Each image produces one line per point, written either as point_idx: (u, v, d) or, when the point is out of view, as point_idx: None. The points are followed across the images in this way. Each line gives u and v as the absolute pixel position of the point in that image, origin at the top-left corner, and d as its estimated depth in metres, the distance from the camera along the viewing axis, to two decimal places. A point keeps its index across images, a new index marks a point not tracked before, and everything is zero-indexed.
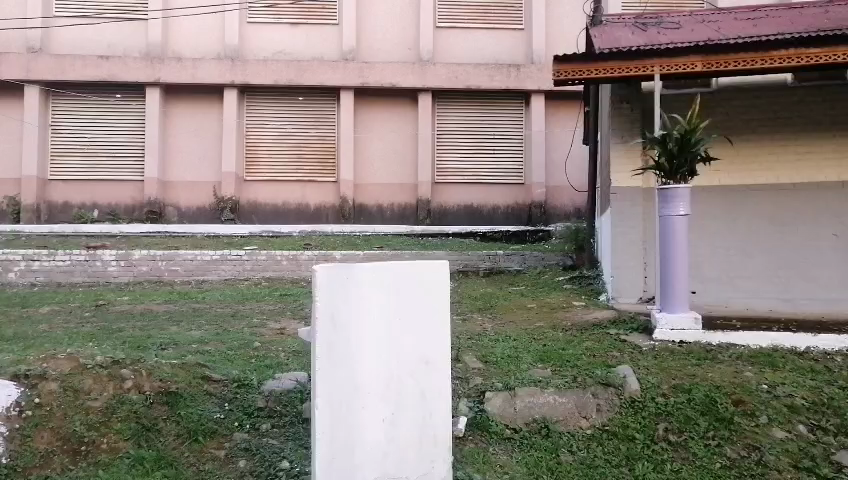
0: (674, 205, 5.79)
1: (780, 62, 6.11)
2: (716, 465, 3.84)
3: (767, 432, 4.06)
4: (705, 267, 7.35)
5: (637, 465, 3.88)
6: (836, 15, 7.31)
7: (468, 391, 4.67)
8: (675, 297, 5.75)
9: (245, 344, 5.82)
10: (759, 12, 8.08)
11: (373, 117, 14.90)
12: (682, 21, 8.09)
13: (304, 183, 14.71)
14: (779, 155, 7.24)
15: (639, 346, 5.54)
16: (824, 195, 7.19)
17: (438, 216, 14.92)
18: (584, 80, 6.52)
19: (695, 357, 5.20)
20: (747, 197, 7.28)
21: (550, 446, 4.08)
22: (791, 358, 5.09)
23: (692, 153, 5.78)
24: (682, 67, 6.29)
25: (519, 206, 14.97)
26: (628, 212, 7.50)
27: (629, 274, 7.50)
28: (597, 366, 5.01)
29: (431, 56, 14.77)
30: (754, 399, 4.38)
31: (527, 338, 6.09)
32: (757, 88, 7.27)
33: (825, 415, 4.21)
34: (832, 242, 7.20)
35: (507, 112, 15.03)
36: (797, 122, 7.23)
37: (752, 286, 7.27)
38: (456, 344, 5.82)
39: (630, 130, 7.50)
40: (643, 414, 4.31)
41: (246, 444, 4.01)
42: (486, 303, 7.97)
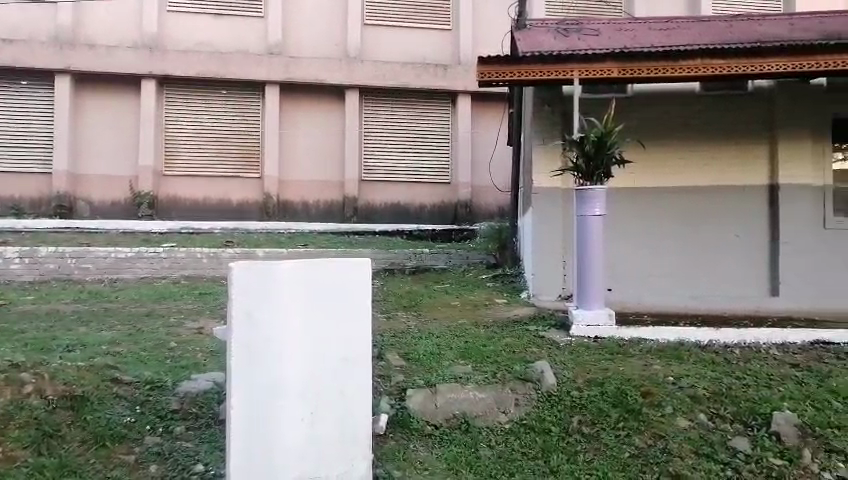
0: (591, 205, 6.00)
1: (688, 70, 6.44)
2: (625, 454, 4.01)
3: (672, 421, 4.27)
4: (619, 265, 7.68)
5: (552, 457, 4.00)
6: (739, 29, 7.76)
7: (389, 389, 4.70)
8: (591, 294, 5.97)
9: (159, 345, 5.61)
10: (671, 23, 8.48)
11: (299, 113, 14.66)
12: (601, 28, 8.40)
13: (227, 178, 14.29)
14: (686, 160, 7.64)
15: (557, 342, 5.71)
16: (728, 198, 7.63)
17: (365, 214, 14.83)
18: (507, 82, 6.66)
19: (608, 352, 5.41)
20: (659, 199, 7.66)
21: (469, 441, 4.15)
22: (695, 352, 5.38)
23: (607, 154, 5.99)
24: (598, 73, 6.52)
25: (445, 204, 15.14)
26: (548, 212, 7.72)
27: (549, 272, 7.72)
28: (516, 361, 5.14)
29: (358, 54, 14.71)
30: (661, 391, 4.59)
31: (449, 335, 6.17)
32: (668, 95, 7.64)
33: (723, 403, 4.43)
34: (734, 243, 7.64)
35: (434, 111, 15.15)
36: (704, 128, 7.64)
37: (661, 284, 7.66)
38: (380, 343, 5.82)
39: (550, 133, 7.72)
40: (559, 408, 4.44)
41: (157, 448, 3.85)
42: (411, 301, 8.00)
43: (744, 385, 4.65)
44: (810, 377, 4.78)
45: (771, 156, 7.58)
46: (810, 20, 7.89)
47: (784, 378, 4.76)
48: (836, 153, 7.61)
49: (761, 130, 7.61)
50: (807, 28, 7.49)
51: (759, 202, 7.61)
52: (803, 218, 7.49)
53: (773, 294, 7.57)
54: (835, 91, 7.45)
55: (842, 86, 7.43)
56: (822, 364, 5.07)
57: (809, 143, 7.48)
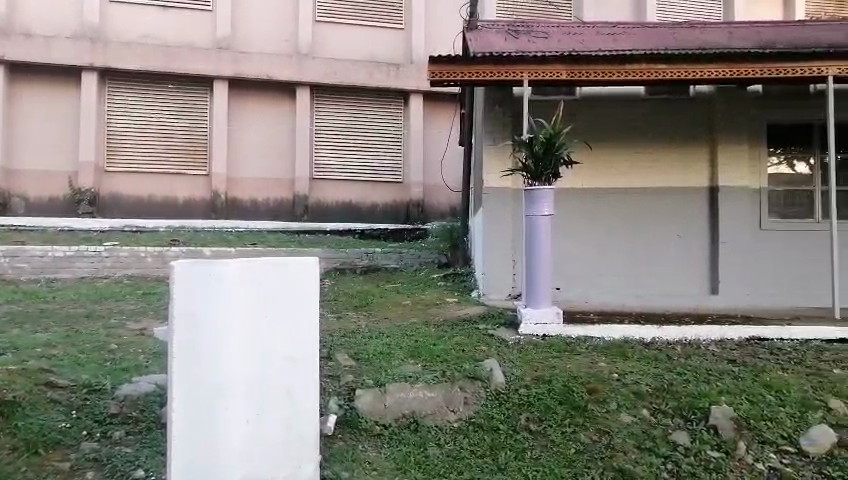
0: (539, 205, 6.08)
1: (634, 74, 6.61)
2: (571, 450, 4.07)
3: (616, 417, 4.36)
4: (566, 265, 7.85)
5: (500, 454, 4.03)
6: (682, 35, 8.01)
7: (339, 389, 4.67)
8: (539, 293, 6.06)
9: (98, 347, 5.40)
10: (618, 28, 8.68)
11: (248, 110, 14.38)
12: (550, 31, 8.54)
13: (173, 175, 13.91)
14: (632, 163, 7.84)
15: (506, 340, 5.78)
16: (671, 199, 7.86)
17: (316, 213, 14.66)
18: (458, 82, 6.69)
19: (555, 349, 5.50)
20: (606, 199, 7.84)
21: (418, 440, 4.15)
22: (638, 349, 5.52)
23: (555, 156, 6.08)
24: (548, 75, 6.62)
25: (397, 204, 15.15)
26: (498, 212, 7.79)
27: (499, 271, 7.80)
28: (465, 360, 5.16)
29: (309, 50, 14.55)
30: (606, 387, 4.69)
31: (399, 334, 6.14)
32: (614, 98, 7.82)
33: (664, 399, 4.55)
34: (677, 242, 7.87)
35: (386, 110, 15.12)
36: (649, 131, 7.85)
37: (607, 282, 7.86)
38: (329, 343, 5.75)
39: (501, 133, 7.81)
40: (507, 406, 4.49)
41: (95, 454, 3.71)
42: (362, 301, 7.94)
43: (684, 381, 4.79)
44: (745, 371, 4.96)
45: (710, 159, 7.84)
46: (747, 28, 8.21)
47: (722, 373, 4.93)
48: (770, 157, 7.91)
49: (702, 134, 7.86)
50: (744, 36, 7.79)
51: (700, 203, 7.87)
52: (740, 219, 7.78)
53: (712, 292, 7.84)
54: (771, 98, 7.75)
55: (777, 93, 7.74)
56: (756, 359, 5.27)
57: (746, 147, 7.78)
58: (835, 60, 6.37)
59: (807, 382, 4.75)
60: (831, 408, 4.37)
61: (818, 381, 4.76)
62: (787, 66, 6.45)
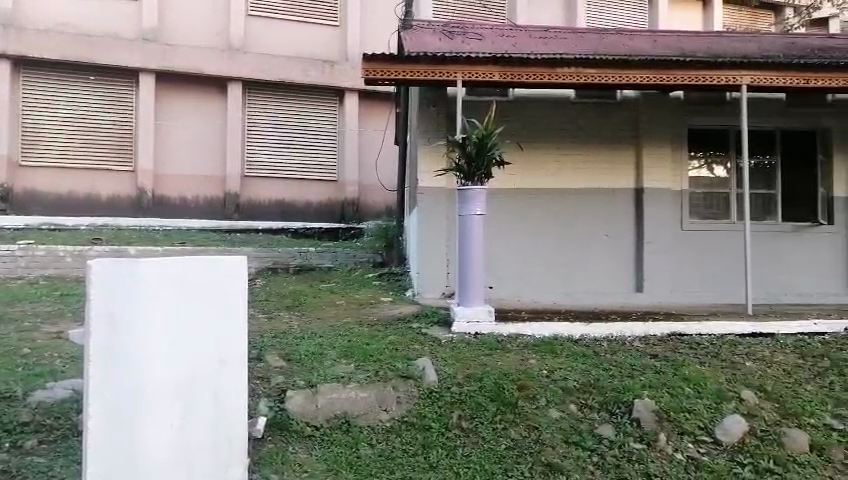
0: (472, 205, 6.15)
1: (564, 78, 6.76)
2: (501, 446, 4.13)
3: (545, 413, 4.45)
4: (498, 263, 7.97)
5: (431, 452, 4.05)
6: (610, 41, 8.28)
7: (269, 390, 4.58)
8: (471, 291, 6.11)
9: (8, 352, 5.08)
10: (550, 32, 8.88)
11: (177, 104, 13.90)
12: (484, 33, 8.65)
13: (96, 171, 13.28)
14: (562, 164, 8.04)
15: (439, 339, 5.81)
16: (599, 199, 8.10)
17: (248, 211, 14.35)
18: (393, 80, 6.68)
19: (487, 347, 5.57)
20: (538, 199, 8.01)
21: (350, 441, 4.11)
22: (567, 345, 5.66)
23: (488, 156, 6.15)
24: (481, 76, 6.70)
25: (331, 202, 15.00)
26: (433, 211, 7.84)
27: (433, 270, 7.84)
28: (398, 359, 5.15)
29: (241, 45, 14.21)
30: (536, 384, 4.77)
31: (333, 334, 6.08)
32: (545, 101, 8.00)
33: (591, 394, 4.67)
34: (604, 242, 8.12)
35: (322, 108, 14.98)
36: (578, 134, 8.07)
37: (537, 280, 8.02)
38: (259, 344, 5.64)
39: (435, 133, 7.85)
40: (439, 404, 4.51)
41: (3, 465, 3.48)
42: (295, 301, 7.81)
43: (610, 376, 4.93)
44: (667, 366, 5.15)
45: (636, 161, 8.13)
46: (670, 36, 8.57)
47: (644, 367, 5.12)
48: (692, 161, 8.28)
49: (628, 137, 8.14)
50: (666, 44, 8.13)
51: (626, 204, 8.14)
52: (663, 220, 8.11)
53: (638, 290, 8.13)
54: (692, 104, 8.12)
55: (698, 100, 8.11)
56: (676, 353, 5.49)
57: (668, 151, 8.12)
58: (749, 70, 6.73)
59: (722, 375, 4.98)
60: (743, 399, 4.60)
61: (732, 374, 5.00)
62: (706, 74, 6.75)
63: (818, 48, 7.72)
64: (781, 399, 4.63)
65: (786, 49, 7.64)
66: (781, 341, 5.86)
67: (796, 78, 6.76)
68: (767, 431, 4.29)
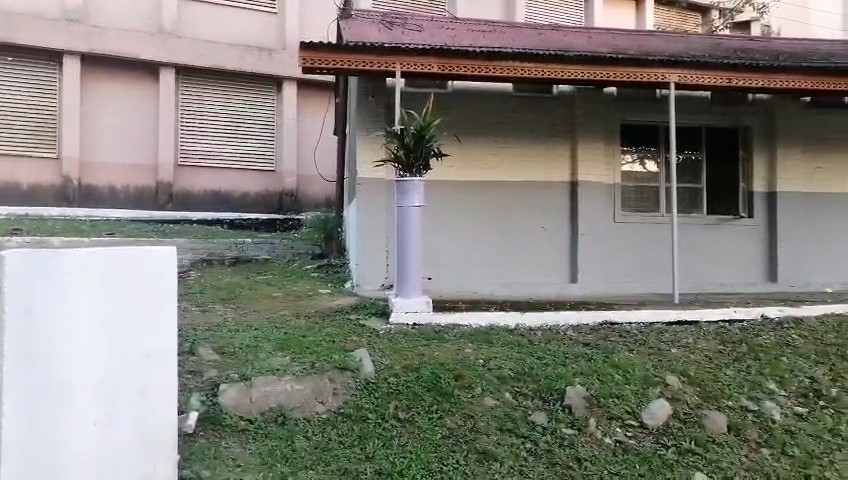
0: (411, 197, 6.15)
1: (502, 71, 6.84)
2: (437, 435, 4.17)
3: (480, 401, 4.51)
4: (437, 255, 8.03)
5: (368, 443, 4.04)
6: (547, 37, 8.44)
7: (201, 385, 4.48)
8: (410, 282, 6.13)
9: None
10: (489, 26, 8.96)
11: (105, 89, 13.30)
12: (423, 25, 8.66)
13: (16, 158, 12.57)
14: (499, 157, 8.15)
15: (377, 330, 5.80)
16: (536, 192, 8.25)
17: (182, 202, 13.92)
18: (331, 70, 6.61)
19: (425, 338, 5.61)
20: (476, 191, 8.10)
21: (285, 434, 4.06)
22: (503, 335, 5.76)
23: (426, 147, 6.17)
24: (420, 67, 6.70)
25: (269, 193, 14.75)
26: (373, 202, 7.81)
27: (371, 263, 7.81)
28: (335, 351, 5.11)
29: (174, 29, 13.72)
30: (472, 373, 4.82)
31: (269, 327, 5.97)
32: (483, 94, 8.09)
33: (525, 382, 4.77)
34: (541, 234, 8.29)
35: (259, 97, 14.69)
36: (516, 128, 8.19)
37: (475, 272, 8.11)
38: (191, 337, 5.48)
39: (374, 123, 7.81)
40: (377, 395, 4.51)
41: None
42: (230, 293, 7.64)
43: (543, 364, 5.04)
44: (598, 353, 5.30)
45: (571, 155, 8.32)
46: (604, 34, 8.80)
47: (577, 356, 5.25)
48: (625, 156, 8.57)
49: (564, 131, 8.31)
50: (600, 41, 8.35)
51: (562, 196, 8.33)
52: (597, 213, 8.34)
53: (572, 280, 8.33)
54: (624, 101, 8.38)
55: (630, 97, 8.38)
56: (607, 341, 5.67)
57: (602, 146, 8.36)
58: (677, 68, 6.98)
59: (649, 362, 5.17)
60: (668, 384, 4.78)
61: (659, 361, 5.20)
62: (638, 71, 6.96)
63: (740, 49, 8.10)
64: (703, 383, 4.85)
65: (711, 49, 7.97)
66: (704, 328, 6.13)
67: (720, 77, 7.06)
68: (690, 414, 4.49)
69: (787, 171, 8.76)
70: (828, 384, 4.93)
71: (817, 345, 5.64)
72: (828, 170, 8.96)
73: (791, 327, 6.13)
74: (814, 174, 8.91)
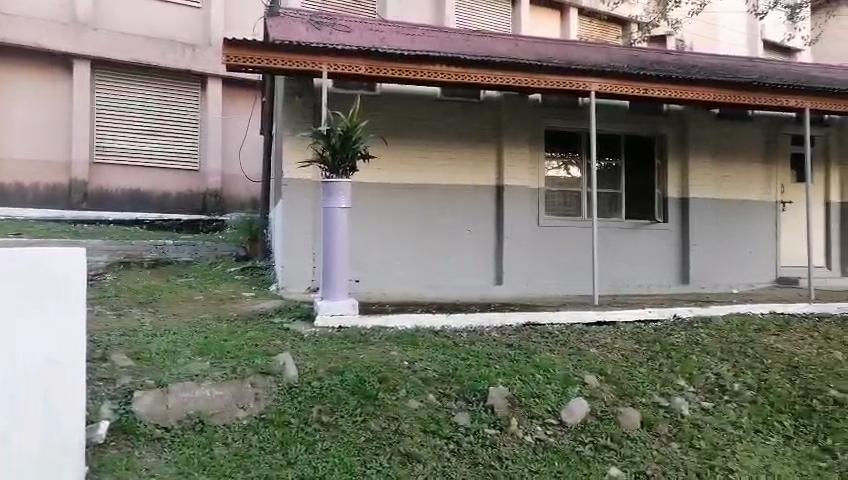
0: (338, 198, 6.10)
1: (429, 75, 6.89)
2: (360, 439, 4.13)
3: (404, 403, 4.50)
4: (365, 256, 7.99)
5: (290, 449, 3.96)
6: (474, 43, 8.57)
7: (114, 393, 4.28)
8: (336, 284, 6.08)
9: None
10: (418, 30, 9.01)
11: (12, 81, 12.51)
12: (352, 26, 8.61)
13: None
14: (426, 160, 8.20)
15: (301, 333, 5.72)
16: (463, 195, 8.36)
17: (98, 201, 13.27)
18: (256, 68, 6.48)
19: (350, 341, 5.56)
20: (404, 193, 8.13)
21: (203, 441, 3.93)
22: (429, 337, 5.79)
23: (353, 149, 6.12)
24: (347, 68, 6.66)
25: (192, 193, 14.31)
26: (299, 204, 7.70)
27: (297, 264, 7.69)
28: (256, 355, 5.00)
29: (91, 20, 13.07)
30: (397, 375, 4.82)
31: (189, 331, 5.77)
32: (411, 97, 8.12)
33: (449, 383, 4.81)
34: (468, 237, 8.39)
35: (182, 93, 14.23)
36: (443, 132, 8.27)
37: (401, 273, 8.13)
38: (103, 342, 5.22)
39: (301, 124, 7.71)
40: (299, 399, 4.43)
41: None
42: (147, 296, 7.34)
43: (467, 365, 5.10)
44: (520, 354, 5.41)
45: (497, 160, 8.48)
46: (529, 42, 9.02)
47: (501, 356, 5.34)
48: (550, 161, 8.84)
49: (490, 136, 8.46)
50: (526, 48, 8.54)
51: (489, 200, 8.48)
52: (522, 216, 8.52)
53: (497, 282, 8.48)
54: (548, 108, 8.62)
55: (554, 104, 8.62)
56: (529, 342, 5.80)
57: (527, 152, 8.56)
58: (597, 77, 7.23)
59: (568, 361, 5.32)
60: (586, 383, 4.93)
61: (578, 360, 5.38)
62: (560, 79, 7.16)
63: (656, 62, 8.48)
64: (618, 381, 5.03)
65: (630, 61, 8.30)
66: (620, 329, 6.37)
67: (637, 87, 7.37)
68: (606, 411, 4.65)
69: (698, 178, 9.25)
70: (732, 380, 5.21)
71: (723, 343, 5.96)
72: (734, 178, 9.53)
73: (700, 326, 6.47)
74: (721, 182, 9.46)
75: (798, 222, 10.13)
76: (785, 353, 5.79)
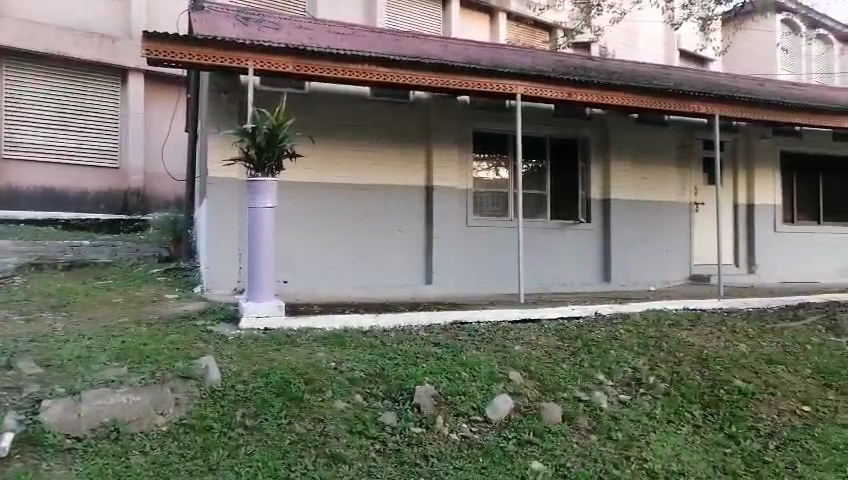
0: (263, 198, 6.00)
1: (357, 74, 6.86)
2: (285, 441, 4.06)
3: (331, 404, 4.47)
4: (294, 257, 7.89)
5: (212, 454, 3.85)
6: (404, 43, 8.61)
7: (20, 403, 4.04)
8: (261, 286, 5.99)
9: None
10: (347, 29, 8.97)
11: None
12: (280, 23, 8.49)
13: None
14: (355, 160, 8.18)
15: (225, 336, 5.58)
16: (392, 195, 8.38)
17: (8, 199, 12.51)
18: (177, 63, 6.28)
19: (276, 342, 5.48)
20: (332, 193, 8.07)
21: (119, 450, 3.78)
22: (357, 337, 5.78)
23: (279, 147, 6.03)
24: (273, 66, 6.55)
25: (112, 192, 13.71)
26: (224, 203, 7.52)
27: (222, 266, 7.51)
28: (178, 358, 4.86)
29: None
30: (324, 376, 4.80)
31: (105, 336, 5.53)
32: (340, 96, 8.07)
33: (376, 383, 4.82)
34: (398, 237, 8.42)
35: (100, 88, 13.63)
36: (373, 131, 8.26)
37: (330, 274, 8.07)
38: (8, 349, 4.93)
39: (226, 122, 7.53)
40: (222, 403, 4.33)
41: None
42: (61, 300, 6.98)
43: (395, 365, 5.13)
44: (448, 352, 5.49)
45: (427, 161, 8.55)
46: (458, 44, 9.14)
47: (428, 355, 5.39)
48: (479, 163, 8.99)
49: (420, 137, 8.53)
50: (455, 50, 8.66)
51: (418, 200, 8.53)
52: (451, 217, 8.63)
53: (427, 281, 8.55)
54: (476, 110, 8.76)
55: (482, 106, 8.78)
56: (456, 340, 5.88)
57: (456, 153, 8.67)
58: (523, 81, 7.39)
59: (494, 359, 5.43)
60: (511, 379, 5.05)
61: (503, 357, 5.48)
62: (488, 82, 7.28)
63: (579, 67, 8.77)
64: (541, 377, 5.18)
65: (554, 66, 8.55)
66: (544, 326, 6.55)
67: (561, 91, 7.59)
68: (529, 407, 4.77)
69: (618, 180, 9.63)
70: (648, 373, 5.45)
71: (639, 338, 6.23)
72: (652, 180, 9.96)
73: (619, 322, 6.73)
74: (640, 184, 9.86)
75: (710, 223, 10.69)
76: (696, 347, 6.11)
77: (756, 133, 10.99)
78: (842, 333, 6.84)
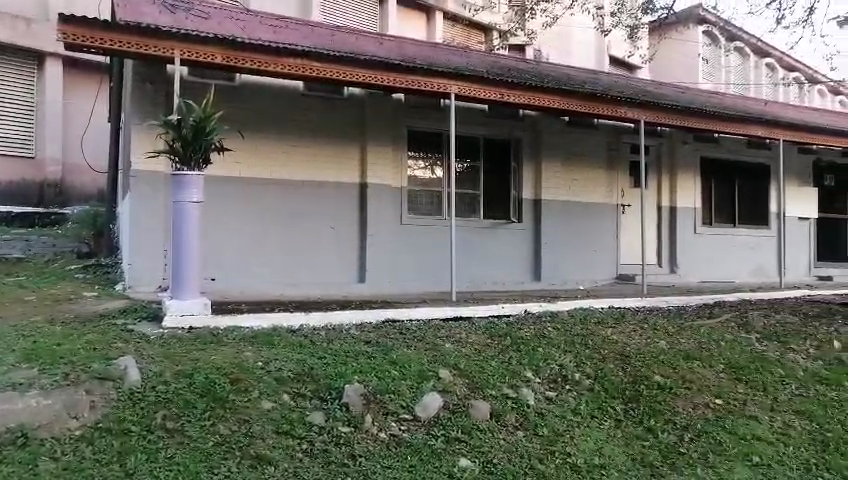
0: (187, 191, 5.80)
1: (289, 68, 6.73)
2: (209, 444, 3.92)
3: (257, 405, 4.37)
4: (222, 254, 7.69)
5: (129, 459, 3.67)
6: (339, 38, 8.52)
7: None
8: (186, 284, 5.80)
9: None
10: (281, 22, 8.79)
11: None
12: (210, 12, 8.22)
13: None
14: (287, 155, 8.03)
15: (147, 335, 5.36)
16: (326, 193, 8.28)
17: None
18: (98, 48, 5.98)
19: (201, 342, 5.31)
20: (263, 190, 7.90)
21: (26, 457, 3.56)
22: (286, 336, 5.67)
23: (205, 140, 5.84)
24: (201, 56, 6.33)
25: (27, 183, 12.96)
26: (149, 196, 7.23)
27: (147, 262, 7.23)
28: (95, 359, 4.64)
29: None
30: (250, 376, 4.68)
31: (14, 336, 5.22)
32: (271, 90, 7.91)
33: (304, 382, 4.74)
34: (331, 234, 8.32)
35: (15, 72, 12.86)
36: (306, 127, 8.13)
37: (260, 272, 7.89)
38: None
39: (151, 113, 7.25)
40: (142, 405, 4.15)
41: None
42: None
43: (325, 364, 5.06)
44: (378, 351, 5.47)
45: (361, 158, 8.49)
46: (393, 41, 9.12)
47: (358, 353, 5.35)
48: (414, 161, 9.00)
49: (354, 134, 8.46)
50: (390, 47, 8.63)
51: (352, 198, 8.46)
52: (385, 215, 8.60)
53: (360, 280, 8.50)
54: (410, 108, 8.77)
55: (417, 104, 8.80)
56: (387, 339, 5.86)
57: (391, 150, 8.64)
58: (458, 80, 7.43)
59: (425, 357, 5.45)
60: (440, 378, 5.08)
61: (433, 356, 5.49)
62: (423, 80, 7.29)
63: (513, 69, 8.90)
64: (470, 375, 5.23)
65: (488, 67, 8.65)
66: (475, 323, 6.63)
67: (494, 92, 7.68)
68: (458, 404, 4.80)
69: (549, 181, 9.85)
70: (573, 370, 5.59)
71: (566, 335, 6.40)
72: (581, 181, 10.24)
73: (547, 320, 6.89)
74: (570, 185, 10.12)
75: (635, 224, 11.09)
76: (620, 344, 6.32)
77: (679, 138, 11.48)
78: (752, 330, 7.23)
